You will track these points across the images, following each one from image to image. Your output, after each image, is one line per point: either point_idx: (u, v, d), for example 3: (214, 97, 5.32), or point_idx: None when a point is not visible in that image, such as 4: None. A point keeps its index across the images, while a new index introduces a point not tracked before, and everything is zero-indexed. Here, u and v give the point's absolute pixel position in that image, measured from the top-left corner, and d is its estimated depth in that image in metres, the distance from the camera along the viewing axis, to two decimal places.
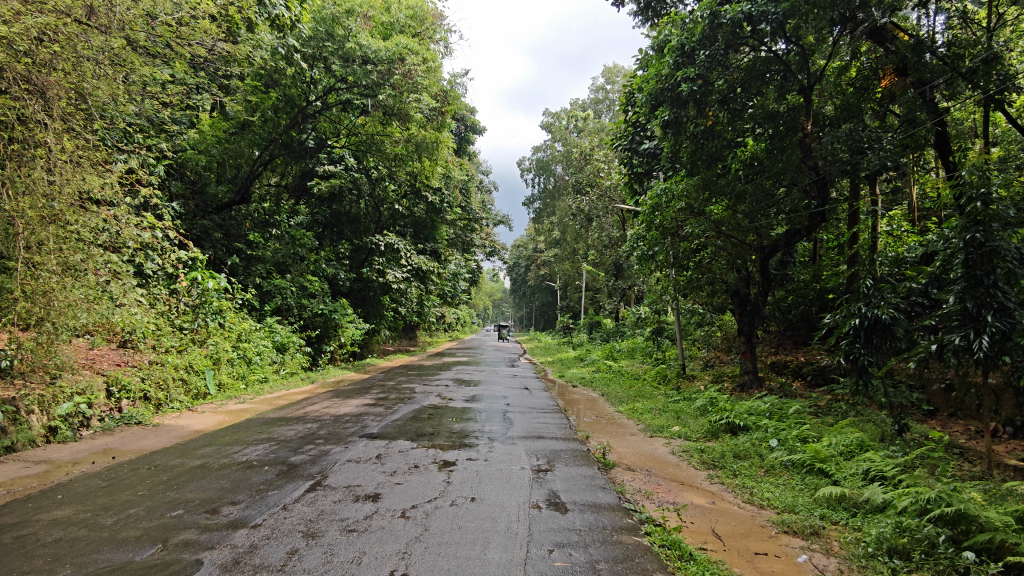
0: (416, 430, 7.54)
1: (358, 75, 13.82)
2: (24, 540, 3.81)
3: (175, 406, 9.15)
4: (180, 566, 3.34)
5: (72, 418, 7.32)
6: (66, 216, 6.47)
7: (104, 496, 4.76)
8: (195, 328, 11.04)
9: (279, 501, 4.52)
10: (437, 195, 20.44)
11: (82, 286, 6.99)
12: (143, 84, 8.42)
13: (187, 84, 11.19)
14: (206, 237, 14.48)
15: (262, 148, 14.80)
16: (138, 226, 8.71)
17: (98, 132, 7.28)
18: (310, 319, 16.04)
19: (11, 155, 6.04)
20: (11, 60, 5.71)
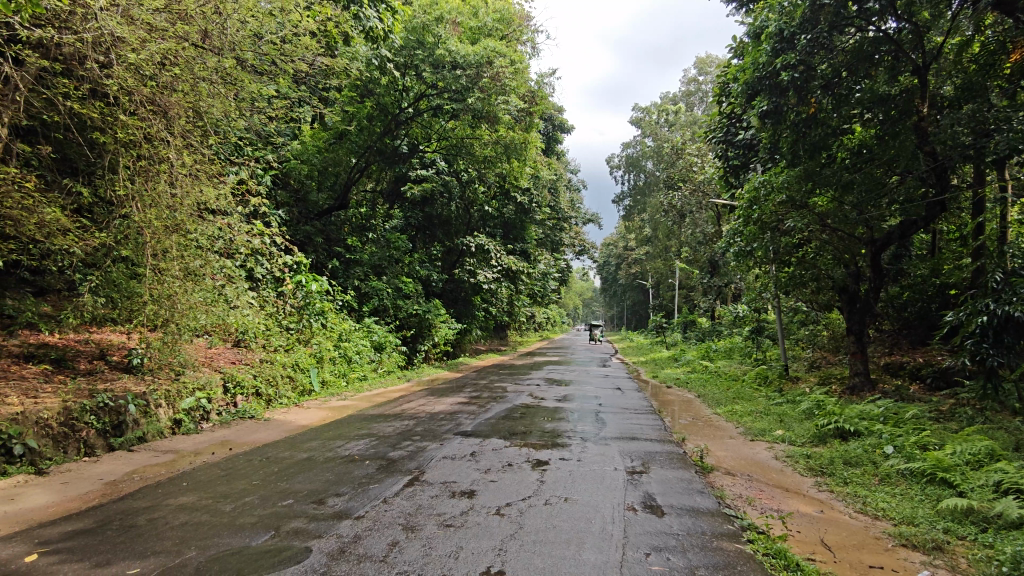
0: (509, 429, 7.61)
1: (449, 81, 14.19)
2: (156, 523, 4.16)
3: (283, 401, 9.71)
4: (290, 552, 3.53)
5: (195, 412, 7.80)
6: (187, 225, 7.06)
7: (223, 485, 5.12)
8: (300, 328, 11.68)
9: (380, 495, 4.70)
10: (526, 195, 20.57)
11: (201, 289, 7.50)
12: (252, 100, 9.11)
13: (290, 98, 11.89)
14: (309, 242, 15.28)
15: (359, 156, 15.42)
16: (249, 233, 9.30)
17: (214, 147, 7.96)
18: (405, 319, 16.55)
19: (141, 171, 6.78)
20: (139, 84, 6.36)
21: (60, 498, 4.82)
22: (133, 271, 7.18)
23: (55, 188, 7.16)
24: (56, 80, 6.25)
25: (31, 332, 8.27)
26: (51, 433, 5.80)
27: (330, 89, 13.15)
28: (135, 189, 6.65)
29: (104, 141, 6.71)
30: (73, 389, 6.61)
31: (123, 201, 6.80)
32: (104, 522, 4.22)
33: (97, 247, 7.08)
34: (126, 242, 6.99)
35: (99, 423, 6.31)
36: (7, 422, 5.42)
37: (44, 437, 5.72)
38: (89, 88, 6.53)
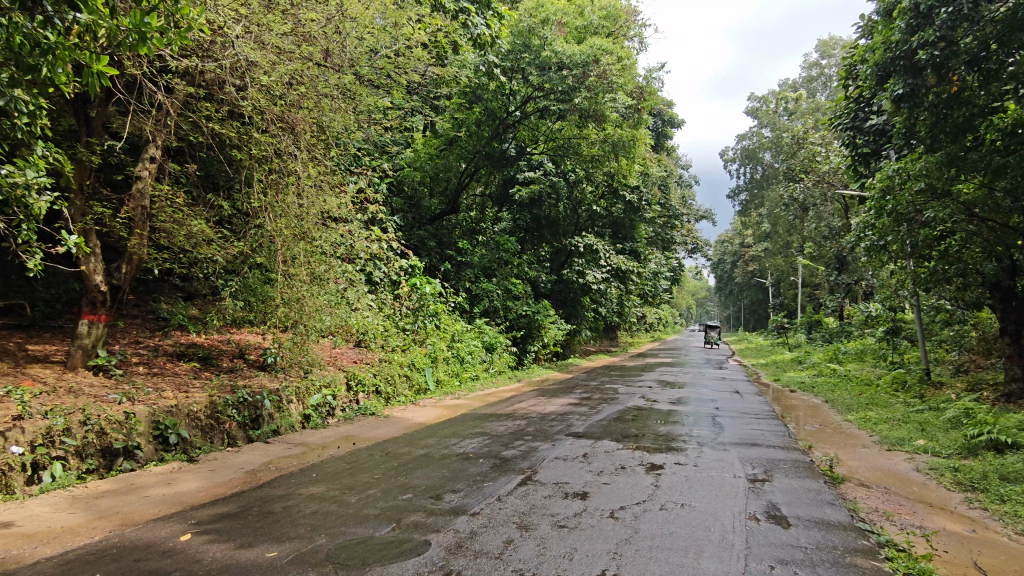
0: (621, 431, 7.51)
1: (555, 82, 14.29)
2: (290, 510, 4.48)
3: (401, 399, 10.13)
4: (411, 544, 3.67)
5: (322, 407, 8.27)
6: (313, 233, 7.53)
7: (349, 477, 5.43)
8: (416, 329, 12.17)
9: (494, 493, 4.78)
10: (636, 193, 20.16)
11: (326, 292, 7.91)
12: (370, 113, 9.59)
13: (403, 108, 12.45)
14: (423, 246, 15.87)
15: (468, 161, 15.78)
16: (367, 239, 9.76)
17: (335, 158, 8.45)
18: (515, 320, 16.73)
19: (273, 184, 7.41)
20: (270, 104, 7.02)
21: (208, 484, 5.30)
22: (266, 277, 7.77)
23: (199, 202, 7.90)
24: (200, 104, 6.95)
25: (181, 332, 9.15)
26: (199, 424, 6.40)
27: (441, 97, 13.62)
28: (268, 201, 7.31)
29: (240, 158, 7.41)
30: (217, 385, 7.23)
31: (258, 212, 7.46)
32: (245, 507, 4.59)
33: (235, 255, 7.74)
34: (261, 250, 7.57)
35: (239, 416, 6.88)
36: (164, 413, 6.04)
37: (194, 427, 6.33)
38: (228, 110, 7.25)
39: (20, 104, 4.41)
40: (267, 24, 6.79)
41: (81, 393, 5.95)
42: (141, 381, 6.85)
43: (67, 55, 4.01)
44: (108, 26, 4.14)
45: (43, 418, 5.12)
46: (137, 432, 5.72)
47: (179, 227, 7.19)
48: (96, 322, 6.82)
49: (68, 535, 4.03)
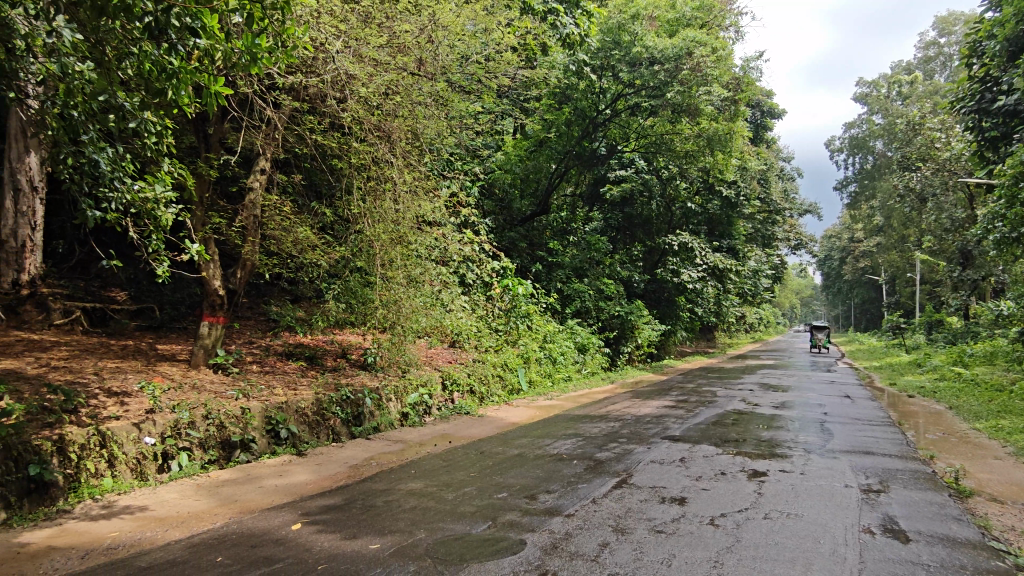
0: (721, 435, 7.25)
1: (647, 78, 14.07)
2: (391, 504, 4.64)
3: (495, 399, 10.23)
4: (507, 543, 3.71)
5: (419, 406, 8.50)
6: (409, 237, 7.77)
7: (446, 475, 5.56)
8: (508, 330, 12.30)
9: (589, 494, 4.75)
10: (733, 188, 19.38)
11: (422, 294, 8.13)
12: (461, 118, 9.81)
13: (493, 112, 12.64)
14: (514, 248, 16.07)
15: (558, 161, 15.74)
16: (460, 242, 9.94)
17: (429, 164, 8.69)
18: (608, 321, 16.50)
19: (372, 191, 7.70)
20: (368, 114, 7.35)
21: (316, 477, 5.59)
22: (366, 280, 8.09)
23: (304, 210, 8.36)
24: (304, 118, 7.38)
25: (289, 333, 9.71)
26: (307, 420, 6.77)
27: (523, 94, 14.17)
28: (367, 207, 7.62)
29: (341, 166, 7.78)
30: (322, 383, 7.61)
31: (358, 218, 7.81)
32: (350, 500, 4.80)
33: (338, 260, 8.13)
34: (361, 254, 7.90)
35: (343, 413, 7.21)
36: (275, 409, 6.44)
37: (302, 423, 6.70)
38: (329, 122, 7.63)
39: (149, 124, 4.84)
40: (365, 37, 7.11)
41: (203, 390, 6.45)
42: (256, 379, 7.33)
43: (189, 78, 4.39)
44: (224, 49, 4.45)
45: (171, 412, 5.60)
46: (252, 426, 6.13)
47: (286, 233, 7.64)
48: (215, 324, 7.37)
49: (194, 520, 4.38)
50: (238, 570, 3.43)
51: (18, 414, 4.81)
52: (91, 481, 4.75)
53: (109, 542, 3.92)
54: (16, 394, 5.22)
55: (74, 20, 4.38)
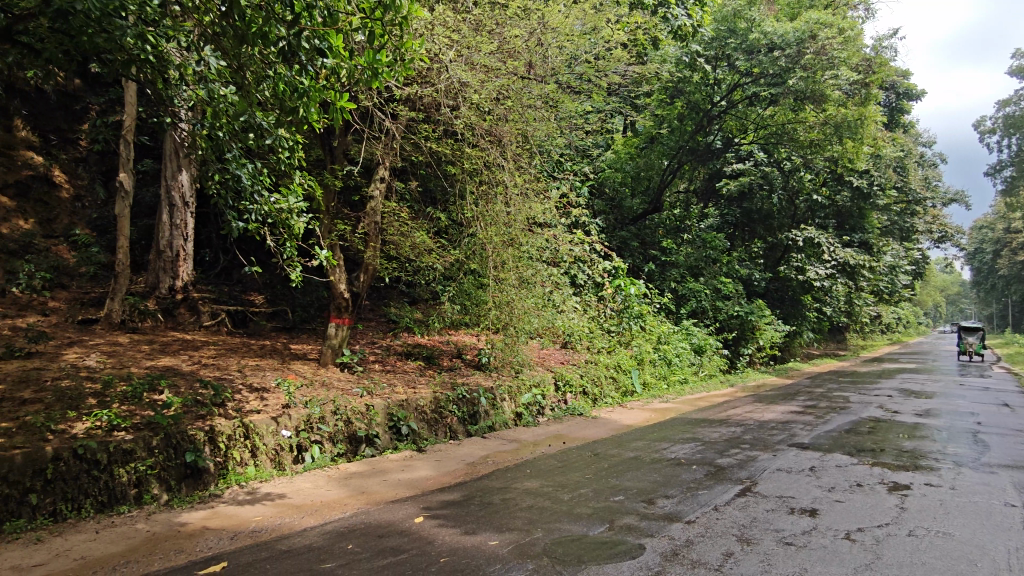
0: (855, 444, 6.74)
1: (766, 64, 13.66)
2: (508, 502, 4.72)
3: (608, 400, 10.07)
4: (626, 547, 3.66)
5: (532, 406, 8.55)
6: (520, 239, 7.88)
7: (561, 475, 5.57)
8: (620, 331, 12.17)
9: (710, 502, 4.58)
10: (864, 177, 17.69)
11: (533, 296, 8.23)
12: (571, 119, 9.86)
13: (603, 111, 12.61)
14: (625, 247, 15.84)
15: (671, 157, 15.54)
16: (571, 243, 9.93)
17: (539, 165, 8.77)
18: (726, 322, 15.62)
19: (484, 195, 7.89)
20: (480, 120, 7.57)
21: (436, 473, 5.79)
22: (479, 282, 8.20)
23: (420, 215, 8.68)
24: (420, 127, 7.71)
25: (408, 334, 10.13)
26: (426, 417, 7.03)
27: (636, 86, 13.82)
28: (479, 211, 7.78)
29: (454, 172, 7.98)
30: (439, 382, 7.86)
31: (470, 221, 7.96)
32: (468, 496, 4.94)
33: (452, 263, 8.24)
34: (474, 257, 8.06)
35: (459, 411, 7.42)
36: (396, 407, 6.77)
37: (421, 420, 6.97)
38: (444, 130, 7.92)
39: (283, 140, 5.23)
40: (477, 45, 7.41)
41: (332, 387, 6.87)
42: (379, 377, 7.73)
43: (318, 95, 4.73)
44: (348, 66, 4.73)
45: (304, 407, 6.03)
46: (376, 422, 6.47)
47: (404, 238, 7.96)
48: (341, 325, 7.83)
49: (327, 508, 4.68)
50: (366, 558, 3.63)
51: (176, 406, 5.37)
52: (236, 469, 5.20)
53: (254, 525, 4.28)
54: (174, 388, 5.82)
55: (219, 49, 4.84)
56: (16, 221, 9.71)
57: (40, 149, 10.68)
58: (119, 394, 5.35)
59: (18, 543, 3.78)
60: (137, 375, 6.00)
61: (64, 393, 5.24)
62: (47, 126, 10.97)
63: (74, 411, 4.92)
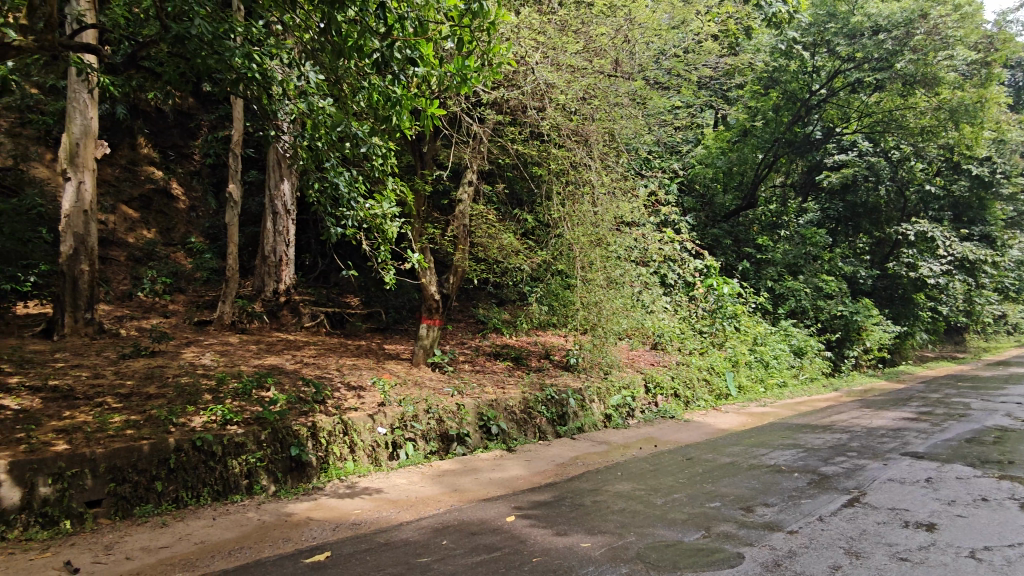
0: (979, 455, 6.20)
1: (870, 48, 13.32)
2: (599, 505, 4.68)
3: (701, 403, 9.75)
4: (723, 555, 3.55)
5: (622, 408, 8.41)
6: (608, 238, 7.79)
7: (653, 479, 5.47)
8: (714, 331, 11.80)
9: (814, 511, 4.36)
10: (986, 165, 16.30)
11: (622, 296, 8.12)
12: (660, 116, 9.76)
13: (693, 107, 12.31)
14: (718, 245, 15.36)
15: (765, 151, 14.69)
16: (661, 241, 9.74)
17: (627, 163, 8.65)
18: (829, 322, 14.75)
19: (571, 195, 7.85)
20: (567, 120, 7.60)
21: (527, 472, 5.83)
22: (567, 283, 8.15)
23: (507, 217, 8.76)
24: (507, 129, 7.82)
25: (497, 334, 10.27)
26: (515, 417, 7.09)
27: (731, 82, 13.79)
28: (567, 212, 7.75)
29: (541, 173, 8.00)
30: (528, 383, 7.91)
31: (557, 222, 7.95)
32: (559, 498, 4.94)
33: (540, 264, 8.26)
34: (561, 258, 8.04)
35: (548, 412, 7.44)
36: (486, 407, 6.87)
37: (511, 420, 7.04)
38: (530, 132, 7.98)
39: (377, 149, 5.44)
40: (562, 46, 7.50)
41: (424, 386, 7.06)
42: (469, 377, 7.87)
43: (409, 103, 4.90)
44: (438, 74, 4.87)
45: (398, 406, 6.23)
46: (467, 421, 6.59)
47: (492, 241, 8.06)
48: (432, 326, 8.03)
49: (422, 504, 4.82)
50: (460, 554, 3.71)
51: (282, 403, 5.69)
52: (337, 463, 5.44)
53: (354, 518, 4.47)
54: (280, 385, 6.18)
55: (318, 65, 5.12)
56: (141, 231, 10.63)
57: (161, 165, 11.64)
58: (231, 391, 5.74)
59: (147, 526, 4.13)
60: (247, 373, 6.41)
61: (184, 389, 5.69)
62: (167, 143, 11.95)
63: (193, 406, 5.32)
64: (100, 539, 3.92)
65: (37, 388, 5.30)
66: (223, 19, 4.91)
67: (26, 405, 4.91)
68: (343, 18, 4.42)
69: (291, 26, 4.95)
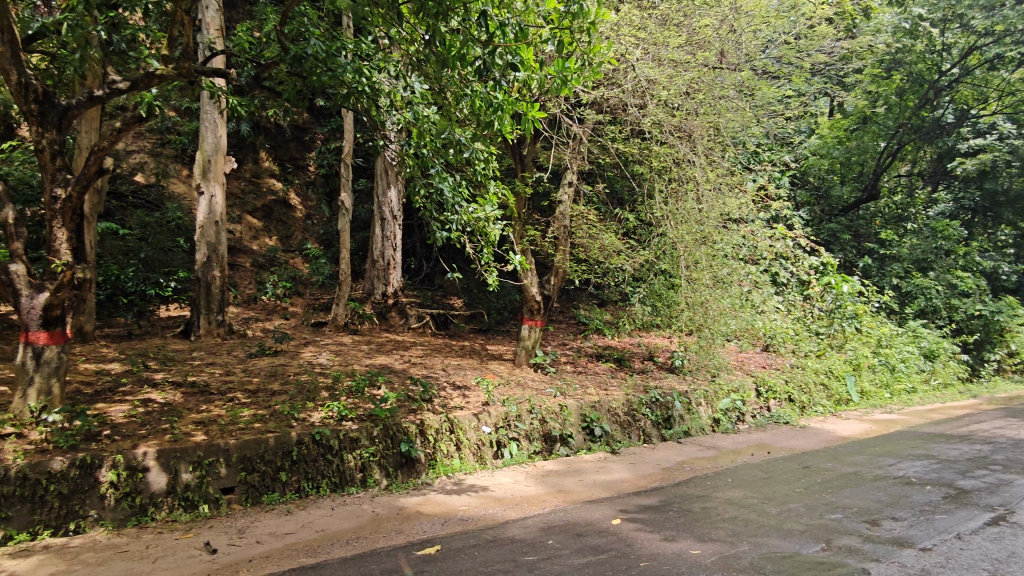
0: None
1: (1013, 19, 12.33)
2: (709, 511, 4.53)
3: (819, 409, 9.19)
4: (847, 570, 3.34)
5: (732, 412, 8.09)
6: (714, 236, 7.53)
7: (767, 487, 5.22)
8: (832, 333, 11.10)
9: (951, 528, 4.00)
10: None
11: (730, 296, 7.83)
12: (771, 106, 9.38)
13: (805, 96, 11.64)
14: (835, 240, 14.46)
15: (888, 138, 13.76)
16: (772, 238, 9.30)
17: (734, 157, 8.34)
18: (965, 322, 13.47)
19: (673, 193, 7.63)
20: (669, 115, 7.48)
21: (632, 476, 5.74)
22: (671, 283, 7.95)
23: (608, 217, 8.67)
24: (607, 128, 7.78)
25: (599, 335, 10.22)
26: (619, 419, 7.01)
27: (850, 74, 13.16)
28: (670, 210, 7.53)
29: (643, 172, 7.87)
30: (632, 385, 7.79)
31: (660, 221, 7.74)
32: (667, 502, 4.83)
33: (643, 264, 8.10)
34: (664, 257, 7.84)
35: (653, 415, 7.28)
36: (589, 408, 6.83)
37: (615, 422, 6.96)
38: (631, 130, 7.89)
39: (479, 153, 5.57)
40: (664, 41, 7.41)
41: (527, 387, 7.13)
42: (571, 378, 7.86)
43: (511, 107, 4.97)
44: (538, 77, 4.90)
45: (501, 406, 6.33)
46: (570, 422, 6.59)
47: (593, 241, 7.99)
48: (534, 326, 8.09)
49: (526, 503, 4.87)
50: (566, 554, 3.71)
51: (392, 400, 5.94)
52: (444, 461, 5.61)
53: (462, 514, 4.59)
54: (390, 383, 6.45)
55: (423, 74, 5.31)
56: (264, 239, 11.46)
57: (280, 176, 12.48)
58: (346, 389, 6.07)
59: (274, 513, 4.45)
60: (360, 372, 6.75)
61: (304, 386, 6.08)
62: (285, 156, 12.80)
63: (312, 403, 5.66)
64: (233, 522, 4.27)
65: (178, 383, 5.85)
66: (335, 37, 5.22)
67: (169, 398, 5.44)
68: (447, 28, 4.56)
69: (397, 40, 5.16)
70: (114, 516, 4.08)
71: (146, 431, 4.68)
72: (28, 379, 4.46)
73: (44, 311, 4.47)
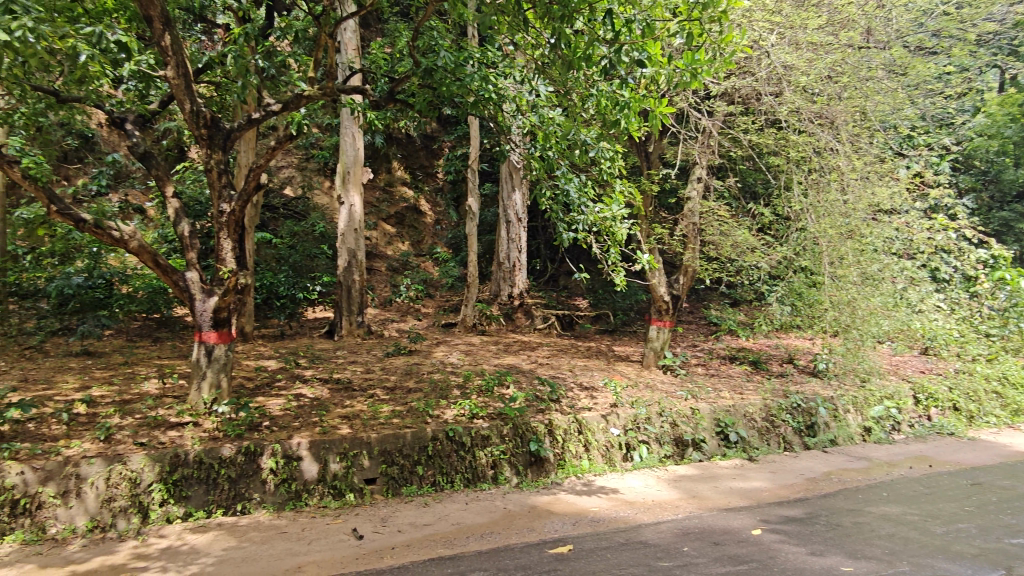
0: None
1: None
2: (862, 527, 4.19)
3: (992, 420, 8.20)
4: None
5: (886, 421, 7.41)
6: (862, 229, 6.96)
7: (930, 503, 4.74)
8: (1006, 334, 9.86)
9: None
10: None
11: (880, 294, 7.21)
12: (927, 85, 8.57)
13: (969, 71, 10.44)
14: (1007, 231, 12.99)
15: None
16: (931, 230, 8.43)
17: (885, 143, 7.68)
18: None
19: (814, 183, 7.10)
20: (808, 102, 7.07)
21: (773, 485, 5.43)
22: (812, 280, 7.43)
23: (741, 212, 8.27)
24: (738, 120, 7.45)
25: (732, 336, 9.81)
26: (756, 425, 6.66)
27: None
28: (811, 202, 7.01)
29: (778, 163, 7.45)
30: (770, 389, 7.36)
31: (799, 214, 7.25)
32: (812, 515, 4.53)
33: (780, 261, 7.63)
34: (805, 253, 7.35)
35: (794, 421, 6.84)
36: (723, 412, 6.54)
37: (752, 427, 6.63)
38: (765, 120, 7.51)
39: (605, 152, 5.53)
40: (801, 23, 7.01)
41: (656, 389, 7.00)
42: (703, 381, 7.60)
43: (637, 104, 4.90)
44: (667, 72, 4.79)
45: (630, 407, 6.24)
46: (703, 426, 6.35)
47: (725, 237, 7.60)
48: (662, 327, 7.89)
49: (659, 507, 4.77)
50: (703, 562, 3.59)
51: (521, 400, 6.06)
52: (573, 461, 5.63)
53: (593, 515, 4.58)
54: (518, 383, 6.56)
55: (547, 78, 5.38)
56: (397, 244, 12.09)
57: (411, 184, 13.12)
58: (477, 388, 6.26)
59: (413, 505, 4.68)
60: (489, 372, 6.93)
61: (437, 385, 6.35)
62: (416, 165, 13.44)
63: (445, 400, 5.90)
64: (377, 511, 4.55)
65: (324, 380, 6.32)
66: (461, 48, 5.41)
67: (318, 393, 5.89)
68: (572, 30, 4.58)
69: (523, 46, 5.24)
70: (274, 500, 4.49)
71: (299, 423, 5.11)
72: (201, 374, 5.02)
73: (214, 313, 5.02)
